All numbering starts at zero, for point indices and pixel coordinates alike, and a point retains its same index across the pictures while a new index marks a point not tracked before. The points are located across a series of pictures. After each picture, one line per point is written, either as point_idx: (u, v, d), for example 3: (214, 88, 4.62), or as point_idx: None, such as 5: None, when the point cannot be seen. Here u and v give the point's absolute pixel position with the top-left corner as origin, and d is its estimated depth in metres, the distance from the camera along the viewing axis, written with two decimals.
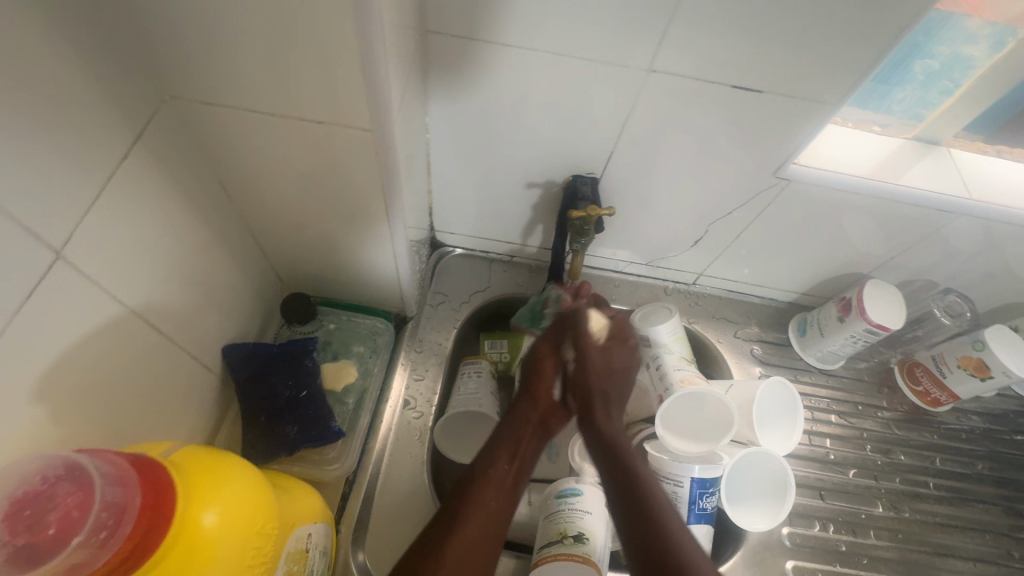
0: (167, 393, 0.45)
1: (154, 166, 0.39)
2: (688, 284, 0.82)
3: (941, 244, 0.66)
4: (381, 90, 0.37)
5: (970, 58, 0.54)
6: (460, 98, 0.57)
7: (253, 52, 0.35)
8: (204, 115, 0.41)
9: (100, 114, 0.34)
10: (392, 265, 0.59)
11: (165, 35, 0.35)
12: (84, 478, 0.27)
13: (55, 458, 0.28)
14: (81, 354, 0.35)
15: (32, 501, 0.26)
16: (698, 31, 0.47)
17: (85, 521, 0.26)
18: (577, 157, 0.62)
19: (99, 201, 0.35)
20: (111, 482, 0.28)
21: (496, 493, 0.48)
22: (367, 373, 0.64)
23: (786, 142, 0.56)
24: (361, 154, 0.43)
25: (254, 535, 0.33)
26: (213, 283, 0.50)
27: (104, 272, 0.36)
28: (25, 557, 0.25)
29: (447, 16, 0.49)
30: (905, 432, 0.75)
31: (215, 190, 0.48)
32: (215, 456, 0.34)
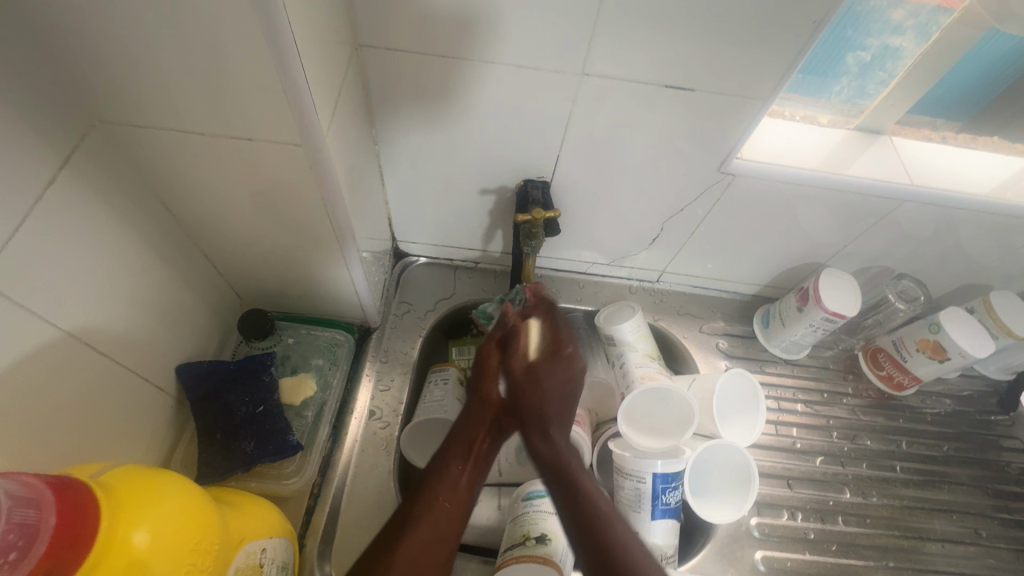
0: (114, 413, 0.45)
1: (85, 190, 0.40)
2: (652, 282, 0.83)
3: (890, 230, 0.67)
4: (302, 104, 0.38)
5: (899, 48, 0.56)
6: (405, 110, 0.57)
7: (172, 72, 0.36)
8: (134, 137, 0.41)
9: (21, 142, 0.34)
10: (347, 278, 0.59)
11: (83, 61, 0.36)
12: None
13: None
14: (14, 378, 0.35)
15: None
16: (623, 33, 0.48)
17: None
18: (526, 161, 0.63)
19: (24, 228, 0.35)
20: (22, 503, 0.27)
21: (447, 493, 0.50)
22: (327, 385, 0.64)
23: (725, 138, 0.57)
24: (295, 168, 0.43)
25: (189, 550, 0.33)
26: (162, 303, 0.50)
27: (37, 297, 0.36)
28: None
29: (380, 30, 0.50)
30: (871, 418, 0.76)
31: (158, 212, 0.48)
32: (148, 474, 0.33)
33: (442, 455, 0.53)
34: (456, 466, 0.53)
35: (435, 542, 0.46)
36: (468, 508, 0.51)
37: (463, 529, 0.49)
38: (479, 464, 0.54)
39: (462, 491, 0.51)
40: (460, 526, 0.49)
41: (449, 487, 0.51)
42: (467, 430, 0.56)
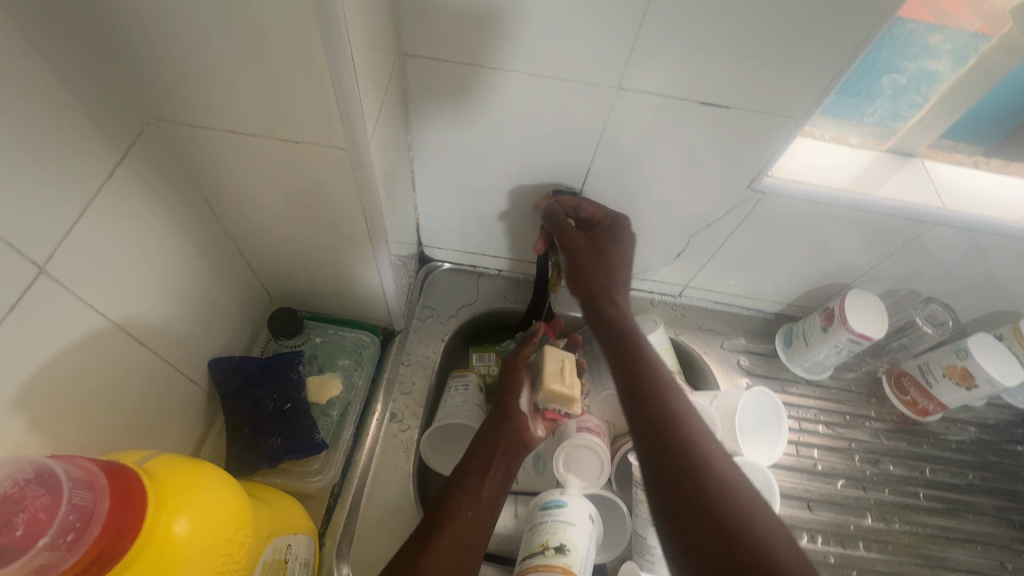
0: (149, 404, 0.46)
1: (139, 185, 0.41)
2: (674, 296, 0.83)
3: (920, 253, 0.67)
4: (352, 109, 0.39)
5: (936, 72, 0.56)
6: (440, 117, 0.58)
7: (229, 73, 0.37)
8: (186, 136, 0.43)
9: (85, 137, 0.36)
10: (377, 280, 0.60)
11: (145, 61, 0.37)
12: (53, 481, 0.27)
13: (23, 463, 0.28)
14: (67, 365, 0.36)
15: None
16: (663, 49, 0.49)
17: (52, 523, 0.26)
18: (556, 172, 0.64)
19: (82, 220, 0.36)
20: (80, 486, 0.28)
21: (469, 503, 0.52)
22: (352, 386, 0.65)
23: (758, 155, 0.58)
24: (338, 169, 0.44)
25: (227, 538, 0.34)
26: (198, 298, 0.51)
27: (90, 288, 0.38)
28: None
29: (423, 40, 0.51)
30: (894, 442, 0.75)
31: (201, 209, 0.49)
32: (189, 465, 0.34)
33: (463, 467, 0.55)
34: (478, 475, 0.54)
35: (463, 550, 0.48)
36: (490, 517, 0.52)
37: (491, 537, 0.51)
38: (501, 474, 0.55)
39: (483, 503, 0.52)
40: (486, 532, 0.50)
41: (471, 496, 0.52)
42: (488, 443, 0.57)
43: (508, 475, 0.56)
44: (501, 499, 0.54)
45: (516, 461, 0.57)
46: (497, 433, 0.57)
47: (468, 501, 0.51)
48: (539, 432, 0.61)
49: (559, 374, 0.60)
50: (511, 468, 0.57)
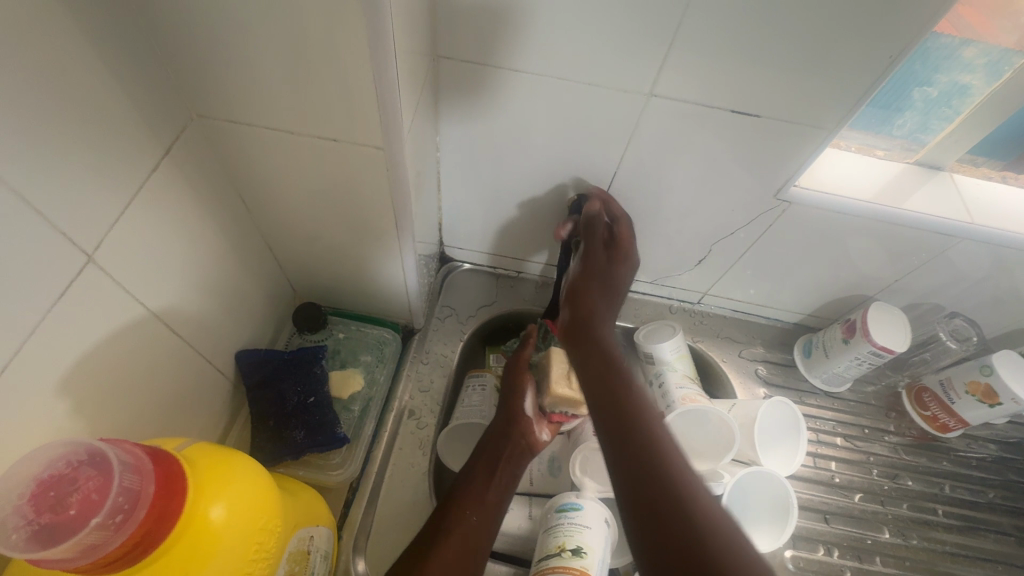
0: (179, 393, 0.47)
1: (180, 178, 0.42)
2: (692, 303, 0.83)
3: (946, 267, 0.66)
4: (390, 108, 0.39)
5: (968, 85, 0.55)
6: (469, 118, 0.59)
7: (273, 72, 0.38)
8: (227, 131, 0.44)
9: (134, 130, 0.37)
10: (401, 277, 0.60)
11: (194, 58, 0.38)
12: (103, 463, 0.28)
13: (81, 445, 0.29)
14: (108, 352, 0.37)
15: (56, 482, 0.27)
16: (697, 56, 0.49)
17: (103, 504, 0.27)
18: (582, 177, 0.64)
19: (128, 211, 0.37)
20: (128, 469, 0.29)
21: (474, 508, 0.52)
22: (373, 381, 0.66)
23: (786, 164, 0.58)
24: (372, 169, 0.45)
25: (260, 527, 0.34)
26: (228, 290, 0.52)
27: (131, 278, 0.39)
28: (46, 534, 0.26)
29: (457, 43, 0.52)
30: (913, 458, 0.74)
31: (235, 203, 0.50)
32: (225, 454, 0.35)
33: (467, 471, 0.55)
34: (483, 480, 0.54)
35: (466, 553, 0.48)
36: (494, 522, 0.52)
37: (494, 541, 0.50)
38: (504, 479, 0.55)
39: (487, 506, 0.52)
40: (489, 537, 0.50)
41: (475, 500, 0.52)
42: (492, 446, 0.57)
43: (512, 481, 0.56)
44: (506, 503, 0.54)
45: (521, 465, 0.57)
46: (501, 437, 0.57)
47: (472, 506, 0.51)
48: (544, 436, 0.60)
49: (564, 378, 0.60)
50: (514, 474, 0.56)
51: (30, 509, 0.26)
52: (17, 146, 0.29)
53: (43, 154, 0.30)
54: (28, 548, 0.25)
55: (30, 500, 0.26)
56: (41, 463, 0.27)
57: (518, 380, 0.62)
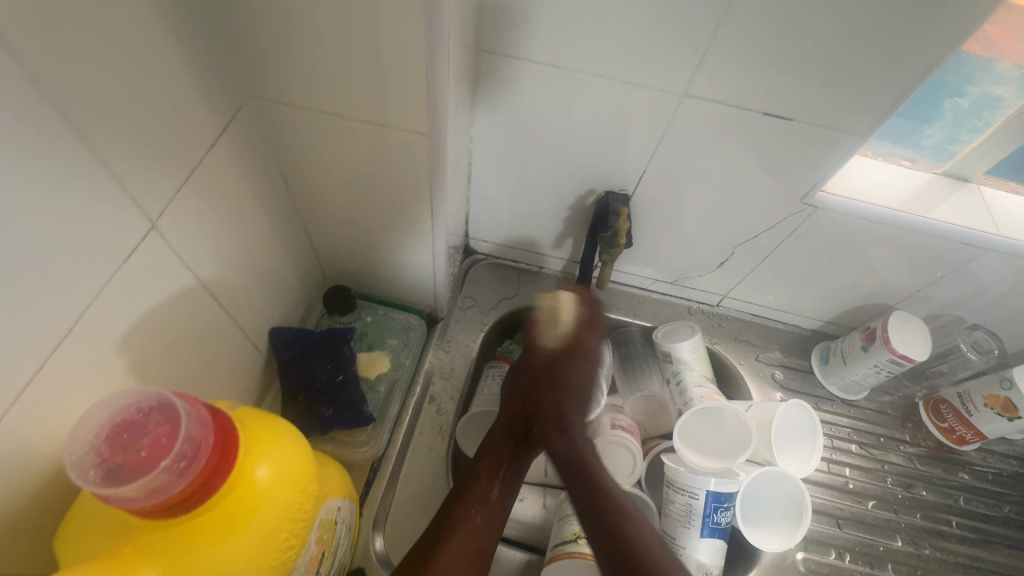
0: (218, 362, 0.49)
1: (233, 157, 0.44)
2: (711, 305, 0.84)
3: (969, 279, 0.66)
4: (438, 95, 0.41)
5: (1000, 98, 0.55)
6: (503, 111, 0.61)
7: (330, 57, 0.40)
8: (279, 113, 0.46)
9: (198, 107, 0.39)
10: (430, 265, 0.62)
11: (256, 41, 0.40)
12: (170, 412, 0.30)
13: (149, 394, 0.31)
14: (160, 316, 0.39)
15: (129, 426, 0.30)
16: (735, 57, 0.50)
17: (170, 449, 0.29)
18: (610, 174, 0.65)
19: (188, 183, 0.39)
20: (192, 420, 0.30)
21: (479, 507, 0.51)
22: (399, 365, 0.68)
23: (814, 169, 0.58)
24: (413, 154, 0.47)
25: (299, 490, 0.36)
26: (267, 269, 0.54)
27: (186, 248, 0.41)
28: (119, 472, 0.28)
29: (498, 37, 0.53)
30: (928, 468, 0.74)
31: (277, 183, 0.52)
32: (268, 419, 0.37)
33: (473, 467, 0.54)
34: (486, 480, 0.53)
35: (469, 556, 0.47)
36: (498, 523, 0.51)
37: (497, 540, 0.50)
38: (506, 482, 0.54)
39: (492, 507, 0.51)
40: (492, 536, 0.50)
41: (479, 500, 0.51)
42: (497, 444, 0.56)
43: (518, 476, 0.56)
44: (512, 502, 0.54)
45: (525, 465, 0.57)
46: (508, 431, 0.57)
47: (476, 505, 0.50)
48: None
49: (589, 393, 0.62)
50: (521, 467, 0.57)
51: (106, 449, 0.29)
52: (97, 112, 0.30)
53: (119, 120, 0.32)
54: (103, 482, 0.28)
55: (106, 441, 0.29)
56: (116, 408, 0.30)
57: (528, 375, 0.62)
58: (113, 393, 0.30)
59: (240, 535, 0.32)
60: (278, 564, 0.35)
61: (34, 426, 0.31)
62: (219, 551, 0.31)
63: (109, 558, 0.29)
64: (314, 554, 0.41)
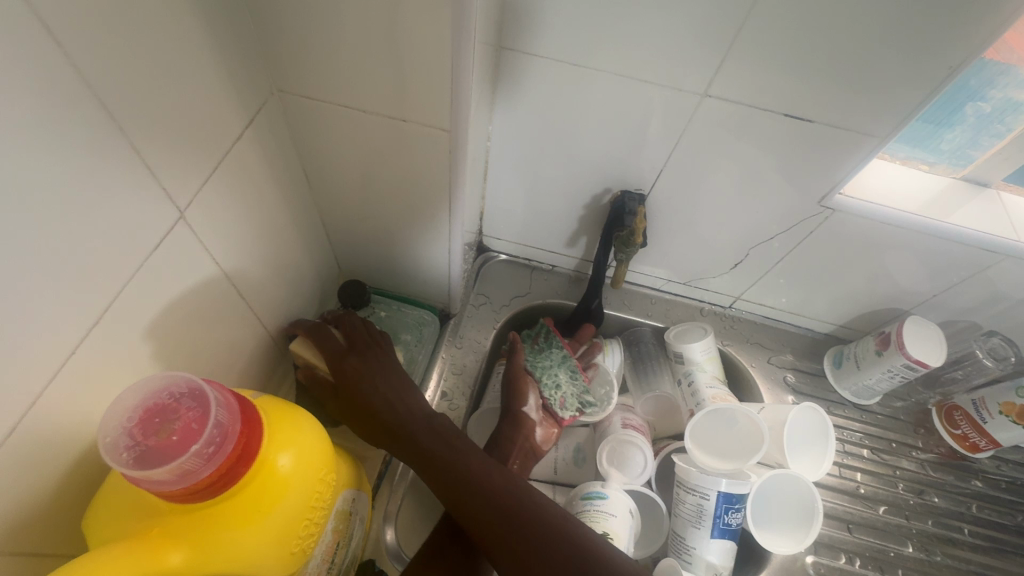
0: (237, 352, 0.49)
1: (257, 149, 0.45)
2: (723, 307, 0.83)
3: (988, 285, 0.66)
4: (460, 90, 0.41)
5: (1022, 102, 0.54)
6: (522, 109, 0.61)
7: (355, 52, 0.40)
8: (303, 107, 0.46)
9: (226, 100, 0.39)
10: (446, 261, 0.62)
11: (284, 35, 0.40)
12: (200, 398, 0.31)
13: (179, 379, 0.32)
14: (185, 304, 0.40)
15: (160, 410, 0.30)
16: (756, 58, 0.50)
17: (199, 434, 0.30)
18: (627, 174, 0.65)
19: (215, 174, 0.40)
20: (220, 406, 0.31)
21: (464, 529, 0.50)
22: (412, 361, 0.68)
23: (832, 172, 0.58)
24: (434, 149, 0.47)
25: (319, 478, 0.36)
26: (285, 261, 0.55)
27: (211, 238, 0.41)
28: (151, 455, 0.29)
29: (520, 35, 0.53)
30: (940, 475, 0.74)
31: (298, 177, 0.53)
32: (291, 409, 0.37)
33: None
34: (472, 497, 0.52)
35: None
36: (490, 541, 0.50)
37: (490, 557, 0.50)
38: None
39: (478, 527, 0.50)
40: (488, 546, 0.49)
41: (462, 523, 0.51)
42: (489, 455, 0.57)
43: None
44: None
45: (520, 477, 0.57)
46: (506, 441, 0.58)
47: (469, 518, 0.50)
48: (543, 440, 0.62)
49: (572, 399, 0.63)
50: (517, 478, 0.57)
51: (138, 432, 0.30)
52: (132, 101, 0.31)
53: (152, 109, 0.33)
54: (136, 465, 0.28)
55: (138, 424, 0.30)
56: (148, 392, 0.31)
57: (521, 381, 0.63)
58: (146, 377, 0.30)
59: (262, 522, 0.32)
60: (297, 551, 0.35)
61: (68, 406, 0.32)
62: (241, 537, 0.32)
63: (138, 540, 0.29)
64: (330, 544, 0.41)
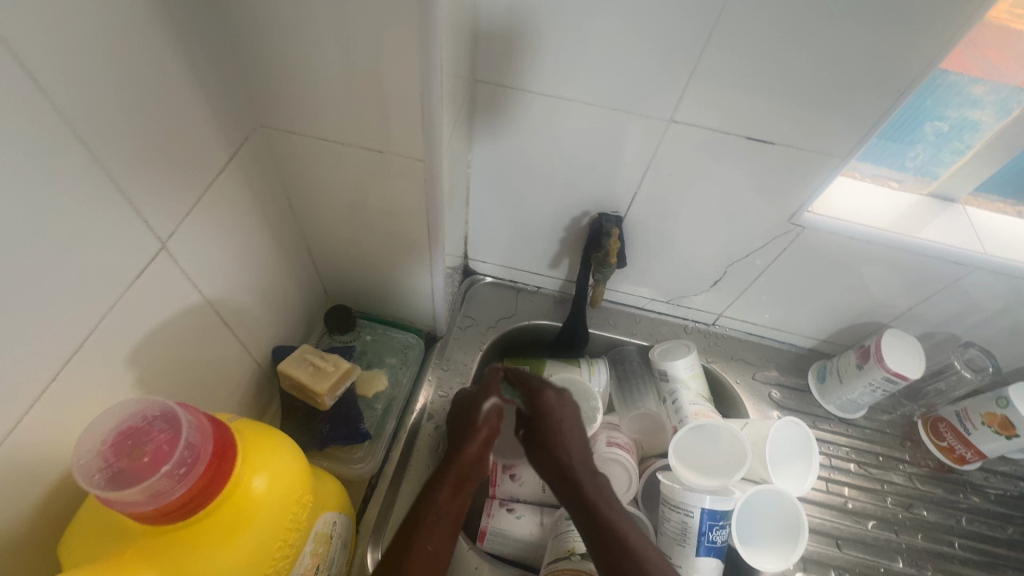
0: (222, 378, 0.50)
1: (239, 183, 0.47)
2: (707, 324, 0.85)
3: (963, 297, 0.67)
4: (432, 120, 0.43)
5: (978, 121, 0.57)
6: (499, 137, 0.63)
7: (332, 87, 0.43)
8: (285, 140, 0.48)
9: (208, 137, 0.42)
10: (429, 285, 0.64)
11: (264, 75, 0.43)
12: (173, 420, 0.32)
13: (154, 403, 0.33)
14: (166, 330, 0.41)
15: (134, 433, 0.31)
16: (717, 84, 0.53)
17: (172, 454, 0.31)
18: (604, 197, 0.67)
19: (197, 207, 0.42)
20: (192, 428, 0.32)
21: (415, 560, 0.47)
22: (396, 383, 0.68)
23: (800, 191, 0.60)
24: (410, 177, 0.49)
25: (294, 500, 0.37)
26: (271, 288, 0.56)
27: (194, 268, 0.43)
28: (123, 477, 0.30)
29: (494, 69, 0.56)
30: (928, 488, 0.74)
31: (283, 205, 0.55)
32: (267, 431, 0.38)
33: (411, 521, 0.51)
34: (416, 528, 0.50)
35: None
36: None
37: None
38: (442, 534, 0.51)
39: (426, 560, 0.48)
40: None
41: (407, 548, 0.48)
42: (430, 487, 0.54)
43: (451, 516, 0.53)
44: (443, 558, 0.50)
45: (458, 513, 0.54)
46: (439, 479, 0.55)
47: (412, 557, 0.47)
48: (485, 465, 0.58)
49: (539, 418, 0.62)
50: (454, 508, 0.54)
51: (112, 454, 0.31)
52: (116, 143, 0.33)
53: (132, 142, 0.35)
54: (110, 487, 0.29)
55: (112, 446, 0.31)
56: (123, 416, 0.32)
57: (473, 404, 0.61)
58: (121, 401, 0.31)
59: (234, 544, 0.33)
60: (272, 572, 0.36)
61: (44, 434, 0.33)
62: (214, 557, 0.32)
63: (111, 564, 0.30)
64: (310, 567, 0.41)
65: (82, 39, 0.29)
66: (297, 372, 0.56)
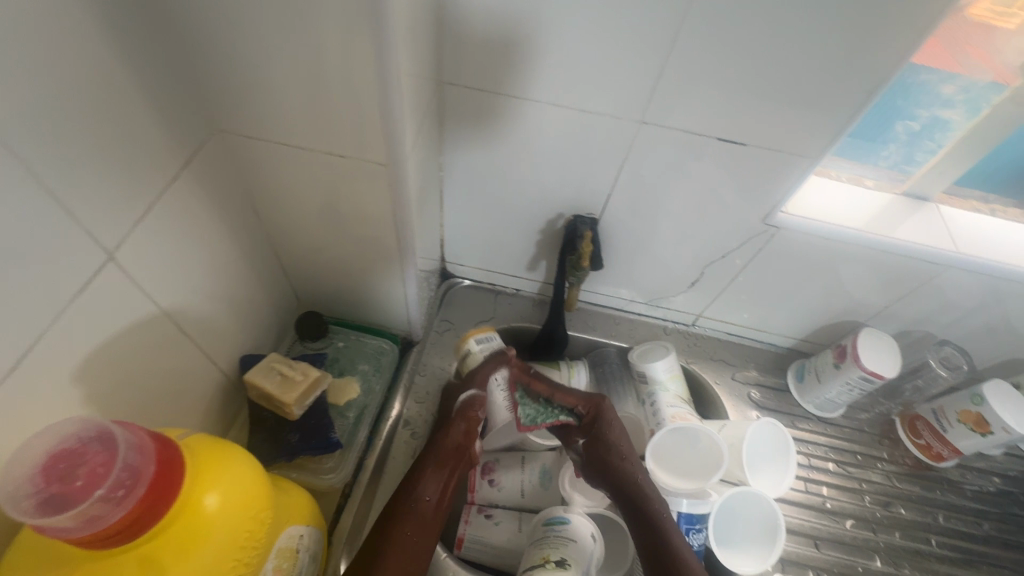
0: (183, 390, 0.49)
1: (196, 189, 0.45)
2: (687, 325, 0.84)
3: (937, 295, 0.67)
4: (394, 124, 0.43)
5: (949, 120, 0.57)
6: (470, 140, 0.62)
7: (289, 89, 0.42)
8: (244, 145, 0.47)
9: (159, 144, 0.40)
10: (401, 290, 0.63)
11: (218, 78, 0.42)
12: (111, 442, 0.31)
13: (91, 423, 0.32)
14: (118, 343, 0.40)
15: (67, 456, 0.30)
16: (686, 85, 0.52)
17: (107, 478, 0.30)
18: (578, 199, 0.67)
19: (148, 215, 0.41)
20: (132, 448, 0.31)
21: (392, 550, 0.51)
22: (369, 390, 0.67)
23: (773, 191, 0.60)
24: (374, 182, 0.48)
25: (250, 517, 0.36)
26: (236, 296, 0.55)
27: (147, 278, 0.42)
28: (55, 504, 0.29)
29: (462, 70, 0.56)
30: (906, 486, 0.74)
31: (246, 211, 0.53)
32: (220, 447, 0.37)
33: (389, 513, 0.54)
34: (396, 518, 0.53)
35: None
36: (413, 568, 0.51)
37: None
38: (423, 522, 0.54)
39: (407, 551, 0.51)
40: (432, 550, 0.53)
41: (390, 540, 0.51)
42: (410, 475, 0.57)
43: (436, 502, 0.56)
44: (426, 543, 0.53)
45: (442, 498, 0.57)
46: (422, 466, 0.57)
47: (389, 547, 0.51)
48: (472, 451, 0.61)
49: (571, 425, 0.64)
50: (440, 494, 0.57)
51: (41, 479, 0.29)
52: (54, 151, 0.32)
53: (73, 149, 0.33)
54: (41, 515, 0.28)
55: (42, 471, 0.29)
56: (55, 438, 0.30)
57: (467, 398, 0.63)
58: (53, 423, 0.30)
59: (185, 565, 0.32)
60: None
61: None
62: None
63: None
64: None
65: (12, 42, 0.28)
66: (263, 381, 0.55)
